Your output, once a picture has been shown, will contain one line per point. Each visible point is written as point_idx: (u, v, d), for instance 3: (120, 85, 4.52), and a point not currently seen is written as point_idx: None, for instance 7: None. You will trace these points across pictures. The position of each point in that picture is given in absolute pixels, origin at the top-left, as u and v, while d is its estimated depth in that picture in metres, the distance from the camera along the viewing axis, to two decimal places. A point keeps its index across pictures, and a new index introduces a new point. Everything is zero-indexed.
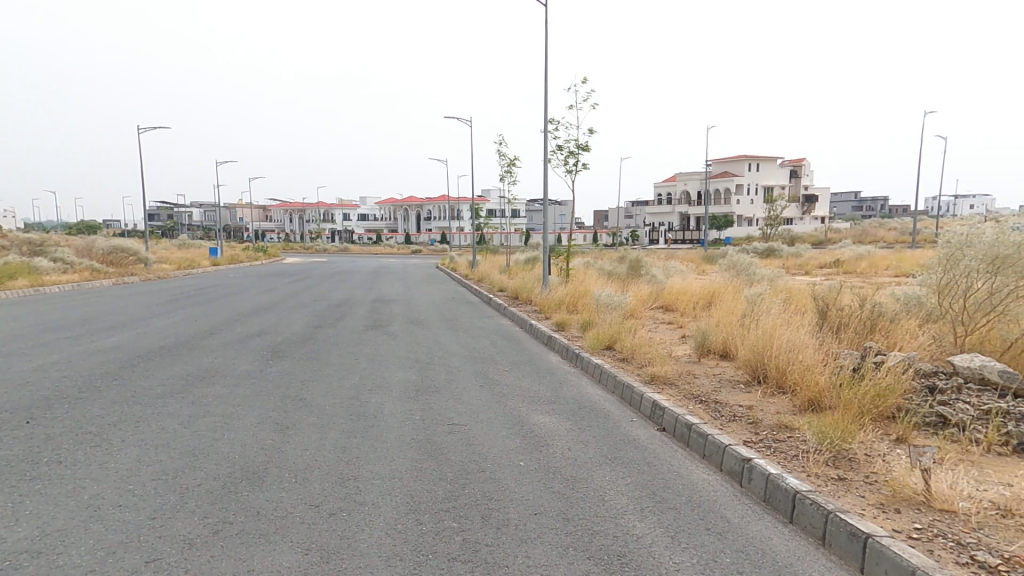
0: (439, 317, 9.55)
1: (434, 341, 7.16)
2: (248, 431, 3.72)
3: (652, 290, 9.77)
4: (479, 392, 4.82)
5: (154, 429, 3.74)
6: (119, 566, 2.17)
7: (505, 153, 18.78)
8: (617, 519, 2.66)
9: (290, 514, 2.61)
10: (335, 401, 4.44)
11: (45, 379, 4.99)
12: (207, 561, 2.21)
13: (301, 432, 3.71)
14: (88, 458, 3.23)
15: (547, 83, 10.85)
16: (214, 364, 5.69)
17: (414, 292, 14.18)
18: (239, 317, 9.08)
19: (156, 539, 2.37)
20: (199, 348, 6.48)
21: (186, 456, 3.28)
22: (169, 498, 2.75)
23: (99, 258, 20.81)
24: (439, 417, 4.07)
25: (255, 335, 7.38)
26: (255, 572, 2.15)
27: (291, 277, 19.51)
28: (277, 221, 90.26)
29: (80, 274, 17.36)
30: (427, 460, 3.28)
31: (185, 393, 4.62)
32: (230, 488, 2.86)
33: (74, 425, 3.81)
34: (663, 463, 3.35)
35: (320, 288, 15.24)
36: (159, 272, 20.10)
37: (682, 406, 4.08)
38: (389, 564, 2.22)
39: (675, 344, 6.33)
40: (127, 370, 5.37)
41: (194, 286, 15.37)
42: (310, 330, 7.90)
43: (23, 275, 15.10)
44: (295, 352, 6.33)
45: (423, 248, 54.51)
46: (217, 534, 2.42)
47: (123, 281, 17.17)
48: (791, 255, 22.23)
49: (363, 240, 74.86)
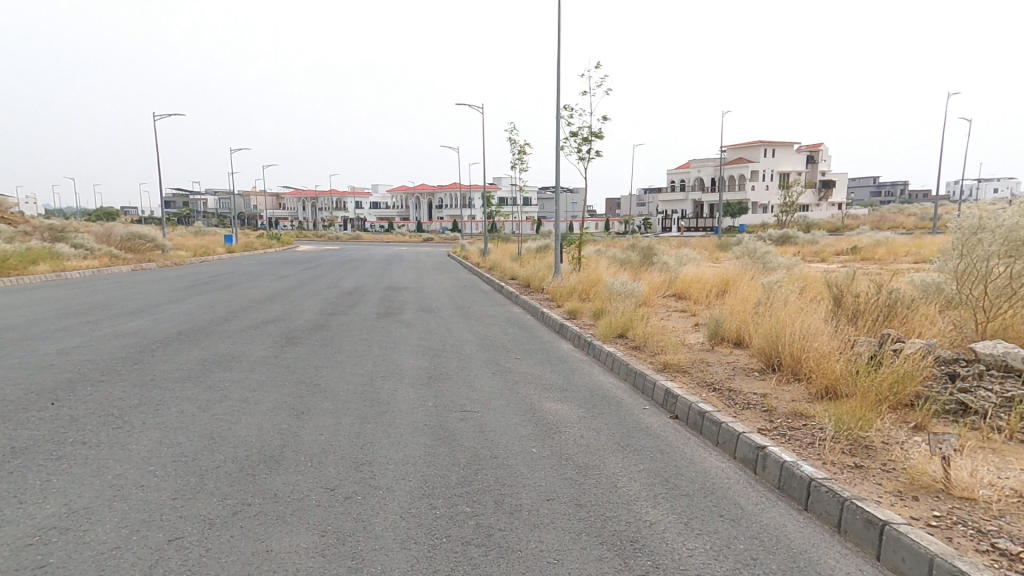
0: (450, 305, 9.59)
1: (446, 329, 7.20)
2: (265, 415, 3.79)
3: (665, 278, 9.69)
4: (490, 379, 4.84)
5: (173, 412, 3.82)
6: (144, 544, 2.23)
7: (516, 140, 18.71)
8: (629, 505, 2.67)
9: (307, 496, 2.66)
10: (348, 387, 4.49)
11: (68, 363, 5.10)
12: (226, 541, 2.27)
13: (316, 417, 3.76)
14: (113, 439, 3.32)
15: (559, 69, 10.77)
16: (231, 350, 5.78)
17: (426, 281, 14.24)
18: (255, 303, 9.20)
19: (177, 518, 2.43)
20: (216, 334, 6.59)
21: (204, 439, 3.35)
22: (189, 479, 2.81)
23: (118, 245, 21.15)
24: (451, 404, 4.11)
25: (270, 322, 7.46)
26: (273, 552, 2.20)
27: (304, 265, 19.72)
28: (290, 209, 90.99)
29: (100, 259, 17.70)
30: (440, 446, 3.31)
31: (202, 377, 4.70)
32: (247, 470, 2.93)
33: (98, 408, 3.91)
34: (676, 451, 3.35)
35: (333, 275, 15.39)
36: (176, 259, 20.39)
37: (694, 394, 4.08)
38: (404, 546, 2.26)
39: (688, 332, 6.32)
40: (147, 355, 5.47)
41: (211, 273, 15.56)
42: (322, 317, 8.00)
43: (44, 260, 15.39)
44: (310, 338, 6.42)
45: (434, 236, 54.67)
46: (237, 515, 2.47)
47: (141, 268, 17.45)
48: (808, 242, 21.91)
49: (375, 228, 75.21)
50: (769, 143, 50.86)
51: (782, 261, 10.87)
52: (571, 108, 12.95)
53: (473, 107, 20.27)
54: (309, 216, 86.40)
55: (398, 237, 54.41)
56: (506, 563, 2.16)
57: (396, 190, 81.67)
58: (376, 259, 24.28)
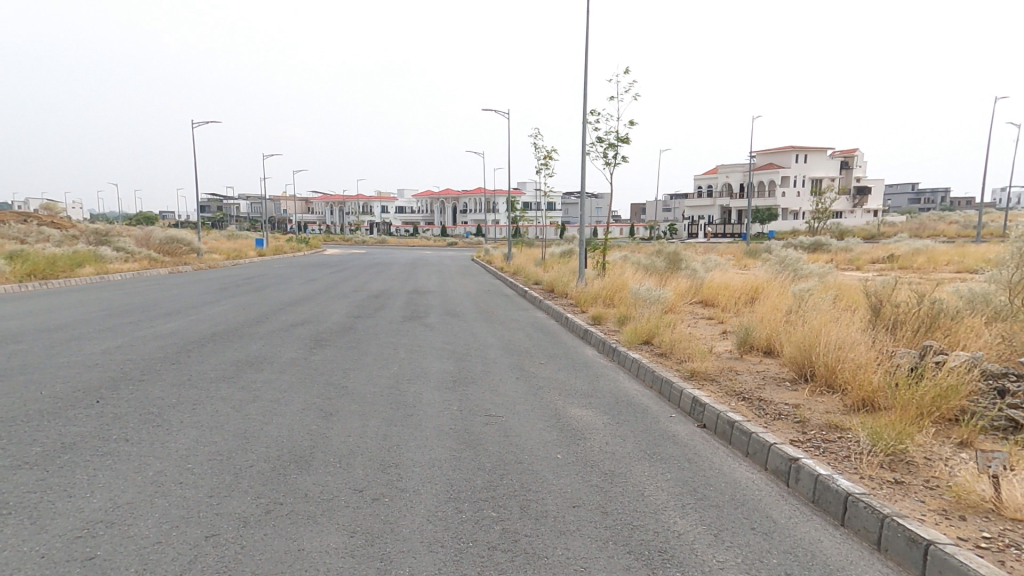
0: (474, 309, 9.64)
1: (470, 333, 7.24)
2: (295, 416, 3.86)
3: (692, 284, 9.57)
4: (515, 384, 4.84)
5: (208, 411, 3.93)
6: (183, 540, 2.29)
7: (542, 145, 18.76)
8: (657, 514, 2.63)
9: (337, 497, 2.70)
10: (376, 389, 4.55)
11: (111, 362, 5.29)
12: (260, 539, 2.32)
13: (344, 419, 3.82)
14: (153, 436, 3.43)
15: (586, 74, 10.76)
16: (262, 351, 5.92)
17: (451, 285, 14.33)
18: (287, 306, 9.40)
19: (213, 515, 2.50)
20: (248, 335, 6.76)
21: (238, 438, 3.43)
22: (224, 477, 2.88)
23: (156, 248, 21.88)
24: (475, 408, 4.12)
25: (299, 324, 7.62)
26: (305, 551, 2.23)
27: (331, 268, 20.10)
28: (319, 213, 93.05)
29: (140, 262, 18.39)
30: (466, 450, 3.33)
31: (236, 378, 4.83)
32: (279, 470, 2.99)
33: (138, 406, 4.04)
34: (704, 461, 3.30)
35: (360, 279, 15.61)
36: (211, 262, 20.96)
37: (723, 403, 4.01)
38: (432, 550, 2.27)
39: (715, 339, 6.22)
40: (184, 355, 5.64)
41: (244, 276, 15.96)
42: (349, 319, 8.13)
43: (89, 262, 16.06)
44: (339, 341, 6.54)
45: (458, 241, 55.12)
46: (270, 514, 2.52)
47: (177, 270, 18.05)
48: (842, 250, 21.38)
49: (400, 232, 76.22)
50: (800, 147, 49.78)
51: (816, 269, 10.61)
52: (598, 113, 12.91)
53: (499, 112, 20.49)
54: (337, 220, 88.23)
55: (423, 241, 55.05)
56: (534, 569, 2.16)
57: (422, 194, 82.49)
58: (400, 262, 24.56)
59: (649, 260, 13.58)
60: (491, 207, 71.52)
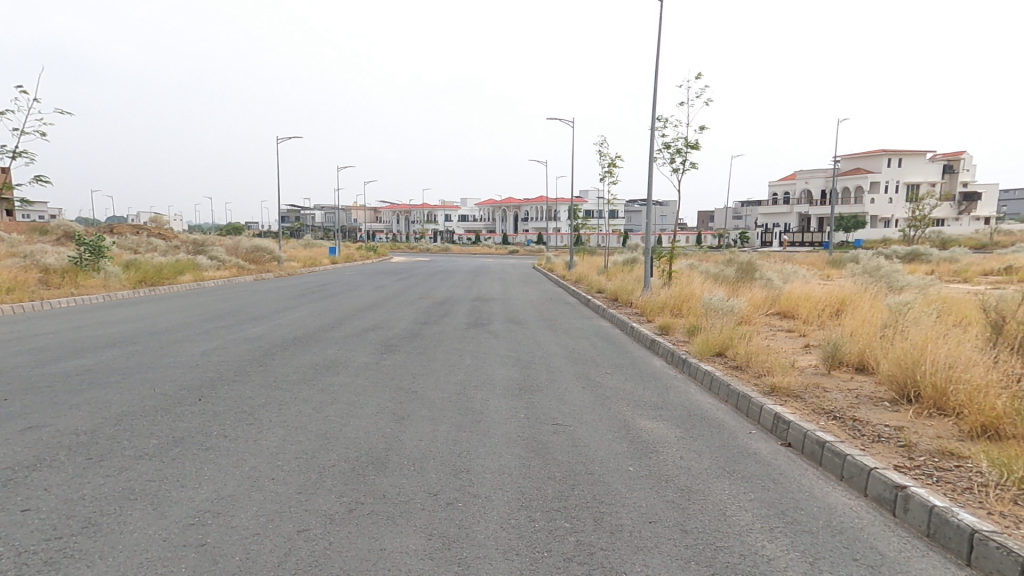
0: (537, 317, 9.65)
1: (534, 341, 7.25)
2: (370, 419, 4.00)
3: (768, 295, 9.14)
4: (581, 393, 4.80)
5: (293, 412, 4.15)
6: (278, 533, 2.43)
7: (607, 153, 18.59)
8: (742, 536, 2.52)
9: (412, 499, 2.77)
10: (445, 395, 4.64)
11: (207, 363, 5.73)
12: (345, 536, 2.41)
13: (415, 423, 3.92)
14: (247, 432, 3.68)
15: (655, 80, 10.60)
16: (337, 355, 6.21)
17: (512, 292, 14.44)
18: (360, 312, 9.82)
19: (303, 511, 2.63)
20: (325, 339, 7.11)
21: (320, 439, 3.60)
22: (310, 475, 3.03)
23: (243, 257, 23.54)
24: (542, 416, 4.11)
25: (371, 330, 7.92)
26: (387, 551, 2.31)
27: (398, 275, 20.81)
28: (386, 222, 96.82)
29: (230, 270, 19.92)
30: (535, 458, 3.32)
31: (315, 380, 5.08)
32: (359, 470, 3.11)
33: (234, 404, 4.35)
34: (792, 482, 3.12)
35: (425, 286, 16.09)
36: (290, 269, 22.36)
37: (811, 422, 3.79)
38: (507, 557, 2.28)
39: (798, 353, 5.91)
40: (269, 357, 6.02)
41: (318, 283, 16.86)
42: (417, 326, 8.37)
43: (188, 269, 17.59)
44: (410, 347, 6.73)
45: (520, 248, 55.67)
46: (352, 513, 2.62)
47: (261, 277, 19.36)
48: (949, 261, 19.64)
49: (462, 240, 77.87)
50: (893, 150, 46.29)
51: (911, 281, 9.81)
52: (666, 119, 12.66)
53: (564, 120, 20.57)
54: (403, 228, 91.47)
55: (485, 249, 56.04)
56: None
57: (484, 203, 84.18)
58: (463, 270, 25.03)
59: (718, 269, 13.10)
60: (554, 215, 71.62)
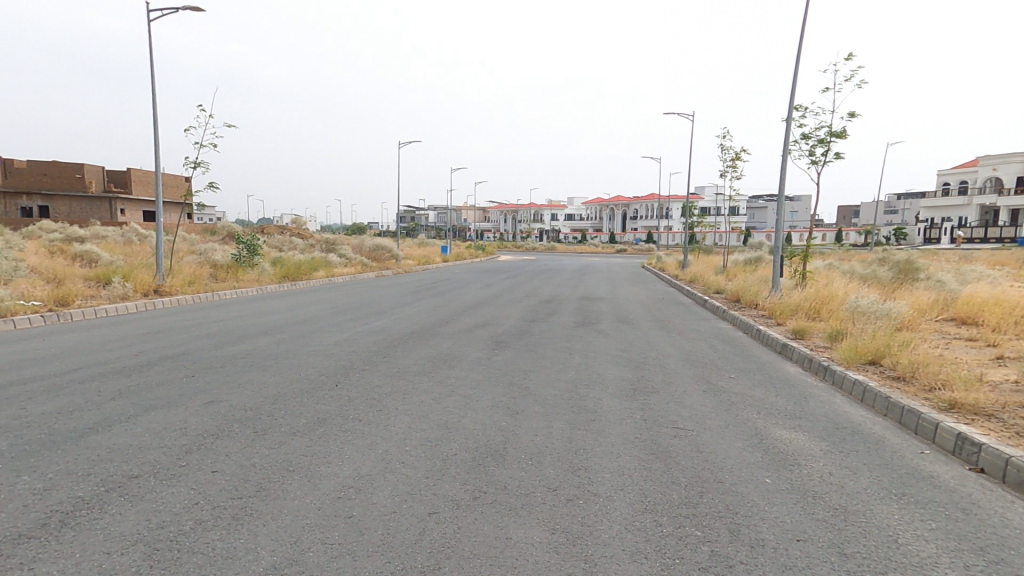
0: (648, 317, 9.34)
1: (646, 342, 7.01)
2: (486, 412, 4.11)
3: (931, 300, 8.00)
4: (702, 397, 4.55)
5: (415, 401, 4.39)
6: (411, 512, 2.59)
7: (729, 147, 17.60)
8: (922, 569, 2.19)
9: (530, 493, 2.79)
10: (557, 392, 4.64)
11: (342, 352, 6.30)
12: (472, 522, 2.49)
13: (529, 419, 3.95)
14: (375, 418, 3.98)
15: (795, 66, 9.79)
16: (451, 349, 6.48)
17: (620, 292, 14.10)
18: (472, 309, 10.19)
19: (431, 495, 2.77)
20: (440, 334, 7.46)
21: (441, 428, 3.76)
22: (436, 462, 3.19)
23: (366, 256, 25.61)
24: (660, 419, 3.95)
25: (483, 326, 8.18)
26: (513, 540, 2.34)
27: (506, 274, 21.30)
28: (495, 223, 99.70)
29: (356, 267, 21.73)
30: (655, 462, 3.19)
31: (433, 372, 5.34)
32: (479, 461, 3.20)
33: (364, 391, 4.73)
34: (988, 514, 2.68)
35: (533, 285, 16.30)
36: (407, 266, 23.87)
37: (1013, 447, 3.23)
38: (636, 559, 2.21)
39: (983, 367, 5.08)
40: (392, 349, 6.45)
41: (432, 280, 17.79)
42: (525, 323, 8.48)
43: (323, 266, 19.47)
44: (521, 344, 6.84)
45: (630, 248, 54.51)
46: (476, 501, 2.70)
47: (381, 274, 20.87)
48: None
49: (568, 241, 77.90)
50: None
51: None
52: (805, 107, 11.61)
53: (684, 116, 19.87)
54: (511, 229, 93.70)
55: (592, 249, 55.61)
56: None
57: (593, 202, 84.19)
58: (571, 270, 24.96)
59: (860, 270, 11.76)
60: (667, 214, 69.10)
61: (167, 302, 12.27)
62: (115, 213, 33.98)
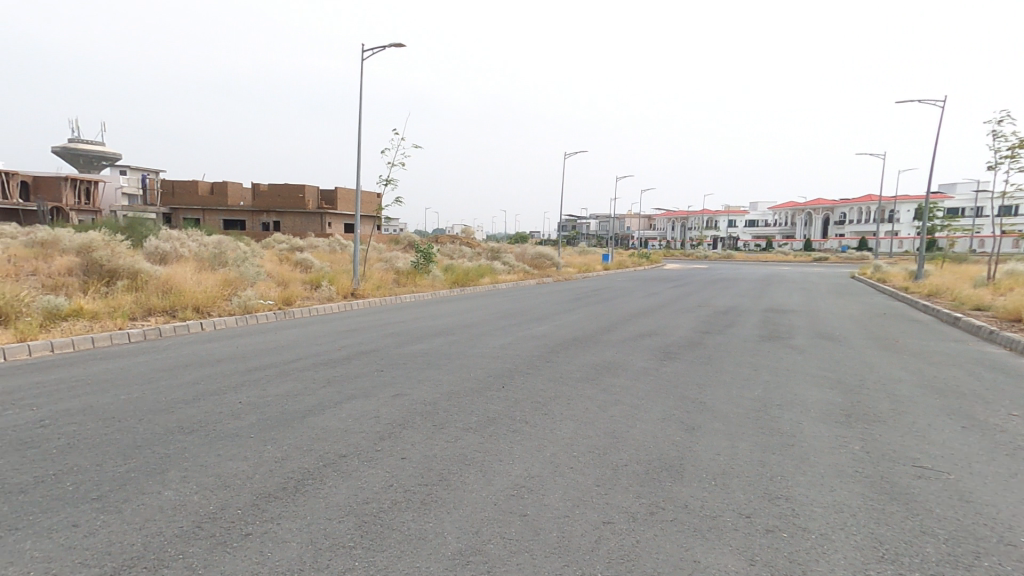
0: (848, 335, 8.19)
1: (857, 363, 6.15)
2: (657, 424, 4.02)
3: None
4: (961, 434, 3.85)
5: (580, 407, 4.49)
6: (586, 519, 2.71)
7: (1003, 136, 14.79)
8: None
9: (714, 519, 2.67)
10: (735, 410, 4.31)
11: (508, 355, 6.65)
12: (652, 539, 2.51)
13: (706, 435, 3.76)
14: (541, 424, 4.13)
15: None
16: (616, 357, 6.42)
17: (812, 305, 12.56)
18: (637, 318, 9.94)
19: (605, 504, 2.86)
20: (603, 342, 7.44)
21: (608, 436, 3.81)
22: (606, 470, 3.26)
23: (529, 263, 26.64)
24: (890, 454, 3.48)
25: (646, 336, 7.93)
26: (703, 565, 2.30)
27: (673, 283, 20.43)
28: (664, 230, 96.35)
29: (520, 274, 22.76)
30: (892, 505, 2.82)
31: (597, 380, 5.36)
32: (652, 474, 3.19)
33: (531, 395, 4.96)
34: None
35: (704, 294, 15.38)
36: (569, 275, 24.24)
37: None
38: None
39: None
40: (555, 354, 6.62)
41: (594, 288, 17.83)
42: (695, 335, 8.03)
43: (489, 274, 20.74)
44: (690, 357, 6.48)
45: (822, 257, 48.31)
46: (654, 516, 2.70)
47: (543, 282, 21.56)
48: None
49: (747, 248, 71.91)
50: None
51: None
52: None
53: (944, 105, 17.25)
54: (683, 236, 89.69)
55: (775, 258, 50.51)
56: None
57: (779, 206, 76.51)
58: (755, 279, 22.87)
59: None
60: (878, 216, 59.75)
61: (362, 303, 14.25)
62: (325, 226, 40.49)
